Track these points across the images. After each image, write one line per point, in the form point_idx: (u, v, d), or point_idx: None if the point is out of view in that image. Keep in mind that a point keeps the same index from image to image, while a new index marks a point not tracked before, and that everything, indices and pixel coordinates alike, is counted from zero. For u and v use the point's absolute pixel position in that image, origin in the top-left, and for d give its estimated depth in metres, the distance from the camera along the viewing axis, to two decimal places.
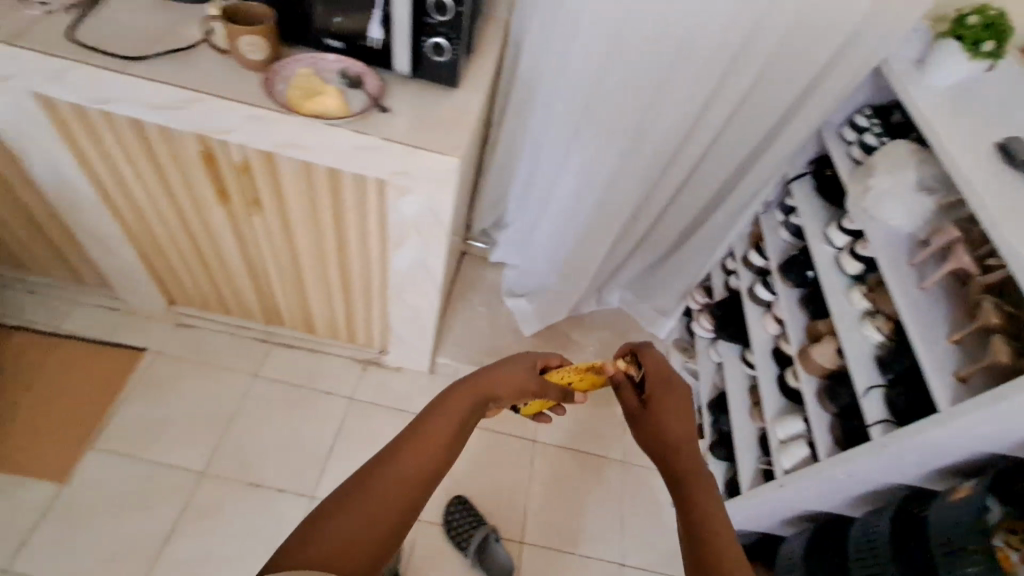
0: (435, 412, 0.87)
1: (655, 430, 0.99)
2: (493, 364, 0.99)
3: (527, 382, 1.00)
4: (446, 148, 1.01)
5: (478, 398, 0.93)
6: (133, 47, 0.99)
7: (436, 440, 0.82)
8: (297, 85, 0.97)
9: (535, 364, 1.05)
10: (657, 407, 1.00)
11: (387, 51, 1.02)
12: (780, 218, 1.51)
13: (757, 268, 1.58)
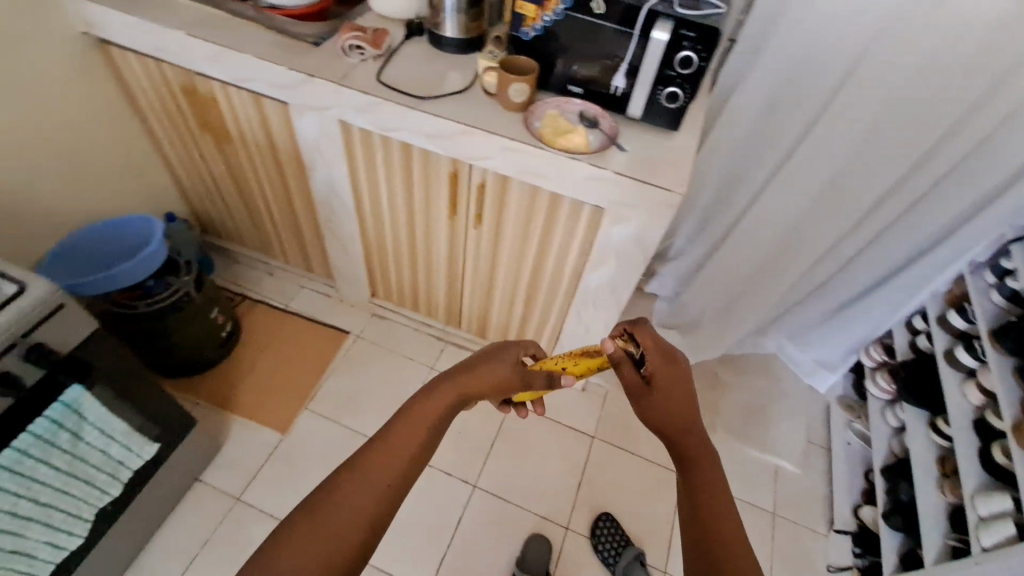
0: (404, 414, 0.94)
1: (657, 415, 0.92)
2: (465, 364, 1.02)
3: (507, 379, 0.99)
4: (671, 183, 1.10)
5: (454, 397, 0.97)
6: (421, 88, 1.23)
7: (407, 443, 0.90)
8: (549, 125, 1.14)
9: (505, 355, 1.03)
10: (657, 391, 0.92)
11: (625, 100, 1.15)
12: (992, 279, 1.36)
13: (958, 330, 1.45)
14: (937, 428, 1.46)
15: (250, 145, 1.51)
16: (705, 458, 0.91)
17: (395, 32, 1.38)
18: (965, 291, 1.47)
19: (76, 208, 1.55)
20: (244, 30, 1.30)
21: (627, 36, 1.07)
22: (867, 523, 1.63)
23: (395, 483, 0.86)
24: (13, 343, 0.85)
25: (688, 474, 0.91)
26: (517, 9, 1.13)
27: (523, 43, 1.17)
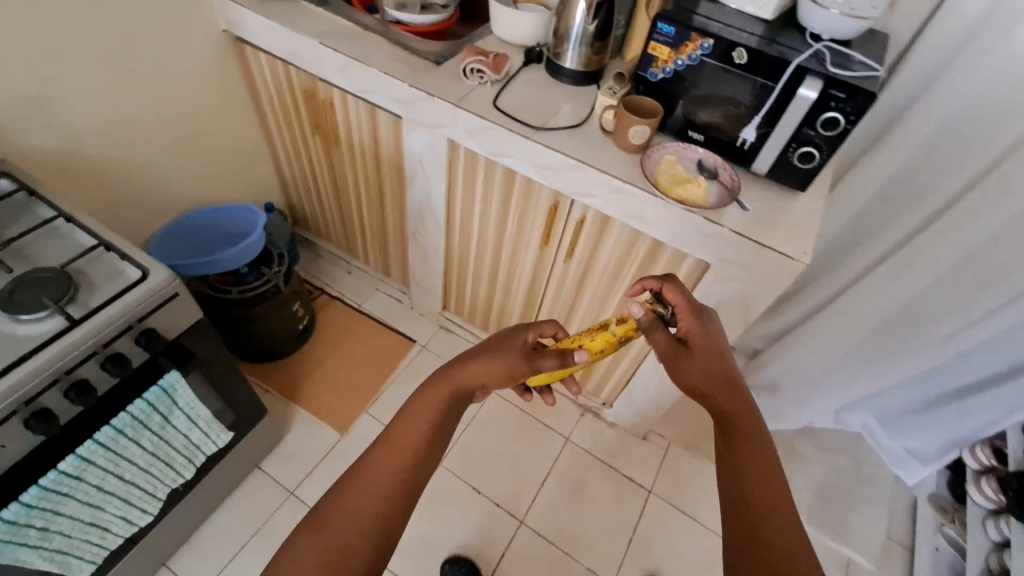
0: (405, 412, 0.92)
1: (689, 375, 0.90)
2: (468, 355, 0.96)
3: (516, 366, 0.94)
4: (793, 250, 1.01)
5: (464, 390, 0.94)
6: (537, 117, 1.21)
7: (405, 447, 0.88)
8: (666, 173, 1.08)
9: (517, 338, 0.97)
10: (689, 354, 0.90)
11: (752, 154, 1.08)
12: None
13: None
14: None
15: (356, 151, 1.56)
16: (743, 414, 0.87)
17: (515, 58, 1.38)
18: None
19: (190, 190, 1.65)
20: (371, 43, 1.34)
21: (768, 88, 1.01)
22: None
23: (394, 489, 0.84)
24: (128, 327, 0.89)
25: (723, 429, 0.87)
26: (649, 49, 1.08)
27: (649, 83, 1.12)
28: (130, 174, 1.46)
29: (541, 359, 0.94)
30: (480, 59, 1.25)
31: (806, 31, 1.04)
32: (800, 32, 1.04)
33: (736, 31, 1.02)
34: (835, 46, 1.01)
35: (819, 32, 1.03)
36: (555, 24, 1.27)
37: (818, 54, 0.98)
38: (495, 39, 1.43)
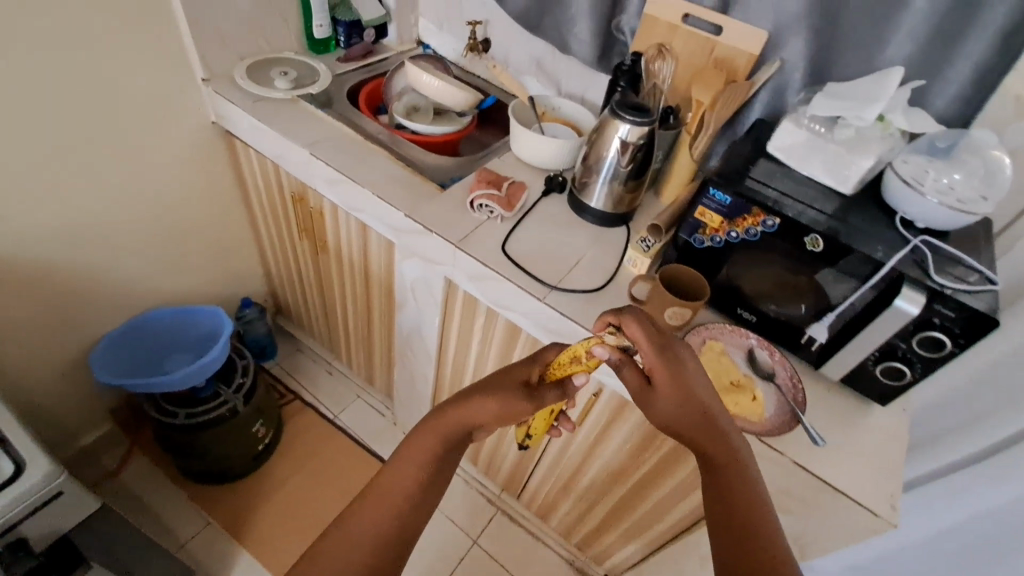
0: (414, 442, 0.82)
1: (659, 417, 0.69)
2: (467, 389, 0.84)
3: (516, 411, 0.80)
4: (873, 500, 0.77)
5: (462, 430, 0.82)
6: (551, 271, 1.01)
7: (411, 482, 0.79)
8: (716, 372, 0.86)
9: (514, 375, 0.83)
10: (656, 394, 0.68)
11: (818, 354, 0.85)
12: None
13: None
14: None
15: (344, 263, 1.37)
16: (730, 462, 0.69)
17: (533, 185, 1.20)
18: None
19: (155, 286, 1.45)
20: (371, 157, 1.16)
21: (846, 284, 0.80)
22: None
23: (409, 514, 0.78)
24: (31, 510, 0.83)
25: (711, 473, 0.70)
26: (696, 213, 0.89)
27: (693, 249, 0.93)
28: (84, 272, 1.27)
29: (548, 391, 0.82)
30: (489, 194, 1.07)
31: (895, 212, 0.84)
32: (887, 214, 0.85)
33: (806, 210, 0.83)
34: (932, 241, 0.80)
35: (911, 218, 0.83)
36: (582, 157, 1.10)
37: (916, 252, 0.78)
38: (513, 159, 1.27)
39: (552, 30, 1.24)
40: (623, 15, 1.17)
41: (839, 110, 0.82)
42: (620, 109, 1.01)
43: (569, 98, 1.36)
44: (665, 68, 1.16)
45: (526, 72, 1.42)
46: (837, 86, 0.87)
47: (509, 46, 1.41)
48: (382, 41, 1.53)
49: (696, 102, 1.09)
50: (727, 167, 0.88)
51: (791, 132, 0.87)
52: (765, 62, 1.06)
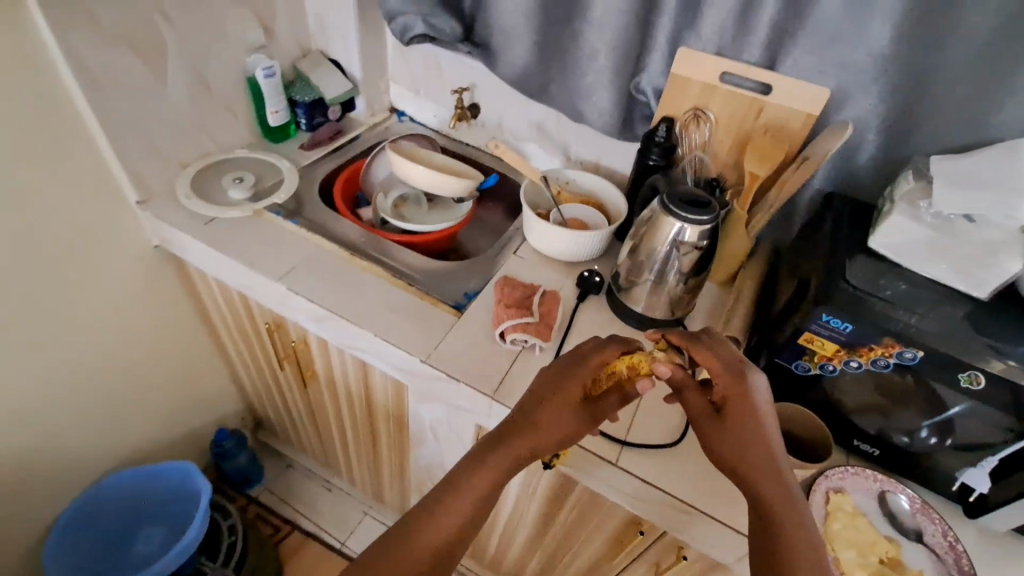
0: (466, 478, 0.69)
1: (719, 450, 0.66)
2: (530, 403, 0.72)
3: (575, 430, 0.72)
4: None
5: (513, 464, 0.69)
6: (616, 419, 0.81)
7: (467, 520, 0.68)
8: (856, 551, 0.70)
9: (571, 389, 0.72)
10: (721, 426, 0.67)
11: (977, 501, 0.72)
12: None
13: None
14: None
15: (340, 392, 1.14)
16: (783, 494, 0.60)
17: (564, 287, 1.00)
18: None
19: (105, 443, 1.19)
20: (364, 281, 0.94)
21: (1013, 431, 0.66)
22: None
23: (462, 540, 0.68)
24: None
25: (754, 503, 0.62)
26: (801, 339, 0.73)
27: (796, 377, 0.77)
28: (6, 459, 1.00)
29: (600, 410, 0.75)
30: (522, 322, 0.86)
31: None
32: None
33: (943, 328, 0.66)
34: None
35: None
36: (627, 253, 0.91)
37: None
38: (532, 253, 1.06)
39: (559, 97, 1.04)
40: (645, 74, 0.97)
41: (977, 204, 0.66)
42: (672, 204, 0.82)
43: (583, 166, 1.17)
44: (701, 133, 0.98)
45: (527, 139, 1.22)
46: (948, 164, 0.71)
47: (503, 110, 1.21)
48: (351, 115, 1.30)
49: (749, 175, 0.92)
50: (830, 280, 0.72)
51: (908, 229, 0.70)
52: (828, 125, 0.89)
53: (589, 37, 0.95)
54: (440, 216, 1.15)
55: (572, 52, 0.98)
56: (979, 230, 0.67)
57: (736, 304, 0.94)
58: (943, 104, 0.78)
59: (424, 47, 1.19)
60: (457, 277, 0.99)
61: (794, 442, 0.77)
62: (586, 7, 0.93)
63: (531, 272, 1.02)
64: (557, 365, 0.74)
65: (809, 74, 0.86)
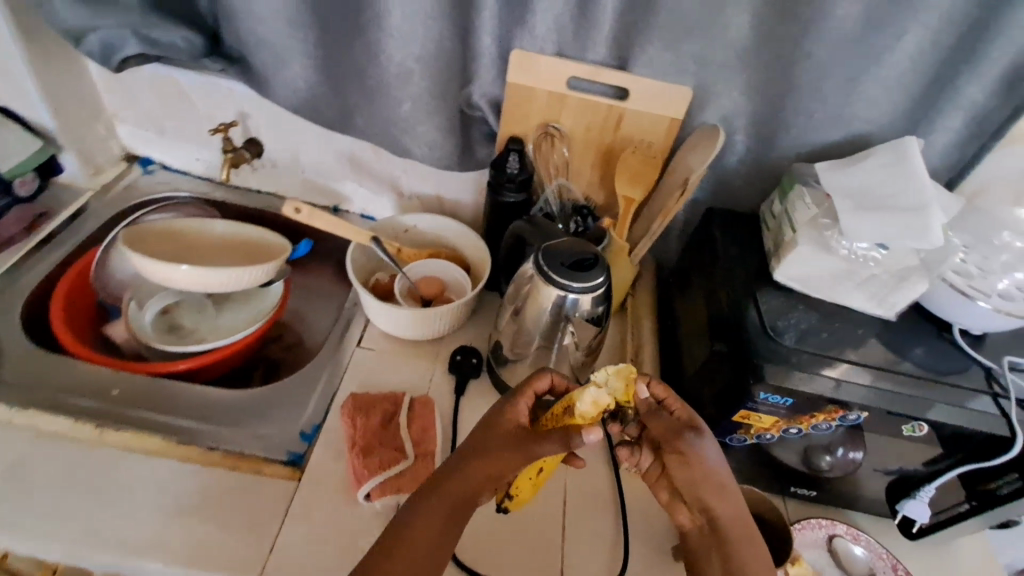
0: (420, 506, 0.52)
1: (685, 487, 0.54)
2: (469, 438, 0.56)
3: (521, 459, 0.52)
4: None
5: (457, 504, 0.53)
6: (542, 563, 0.63)
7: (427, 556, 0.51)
8: None
9: (508, 424, 0.56)
10: (693, 446, 0.53)
11: (919, 528, 0.68)
12: None
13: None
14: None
15: None
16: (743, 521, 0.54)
17: (435, 380, 0.77)
18: None
19: None
20: (137, 468, 0.61)
21: (936, 461, 0.62)
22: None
23: None
24: None
25: (711, 529, 0.54)
26: (736, 416, 0.62)
27: (732, 449, 0.67)
28: None
29: (547, 446, 0.51)
30: (390, 471, 0.62)
31: (951, 326, 0.65)
32: (938, 328, 0.66)
33: (862, 362, 0.60)
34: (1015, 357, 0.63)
35: (976, 330, 0.65)
36: (509, 325, 0.72)
37: (1015, 408, 0.58)
38: (381, 338, 0.81)
39: (367, 129, 0.77)
40: (473, 81, 0.74)
41: (889, 232, 0.56)
42: (554, 270, 0.63)
43: (420, 203, 0.92)
44: (558, 155, 0.81)
45: (339, 176, 0.92)
46: (841, 177, 0.62)
47: (297, 144, 0.89)
48: (60, 180, 0.87)
49: (622, 200, 0.77)
50: (753, 341, 0.60)
51: (819, 263, 0.61)
52: (694, 129, 0.76)
53: (389, 49, 0.69)
54: (235, 326, 0.82)
55: (370, 69, 0.71)
56: (887, 258, 0.61)
57: (638, 352, 0.79)
58: (811, 97, 0.68)
59: (150, 68, 0.81)
60: (284, 409, 0.70)
61: (763, 525, 0.64)
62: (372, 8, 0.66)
63: (386, 368, 0.77)
64: (485, 415, 0.58)
65: (666, 73, 0.72)
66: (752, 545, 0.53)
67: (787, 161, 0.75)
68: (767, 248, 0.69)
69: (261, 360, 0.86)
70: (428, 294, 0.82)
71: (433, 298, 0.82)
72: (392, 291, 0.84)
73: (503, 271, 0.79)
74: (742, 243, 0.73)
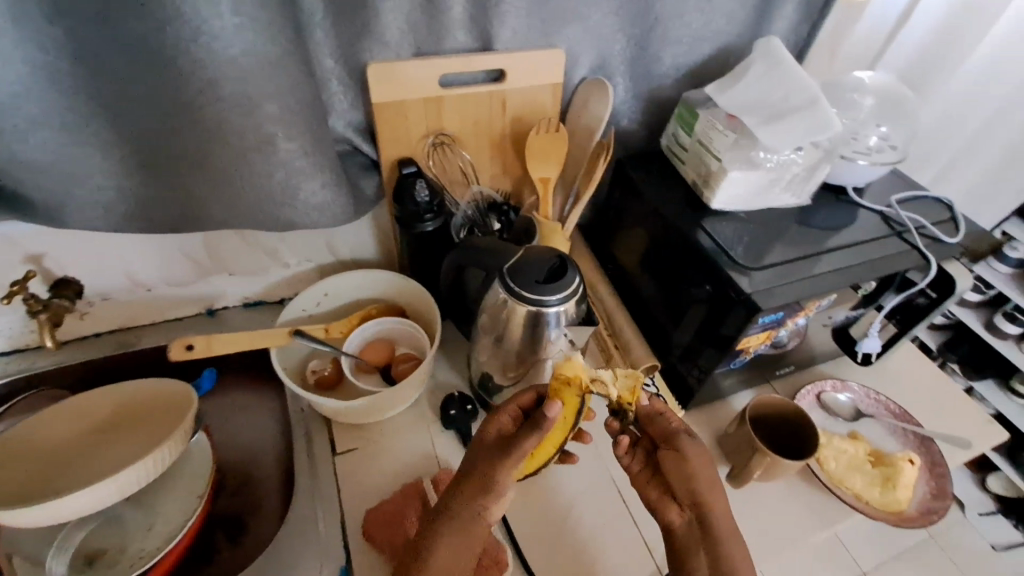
0: (437, 530, 0.48)
1: (680, 484, 0.51)
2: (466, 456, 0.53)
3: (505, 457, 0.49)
4: (983, 436, 0.77)
5: (470, 525, 0.49)
6: (635, 557, 0.64)
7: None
8: (844, 463, 0.70)
9: (495, 425, 0.53)
10: (688, 444, 0.51)
11: (874, 357, 0.79)
12: (1013, 271, 1.14)
13: (1015, 335, 1.19)
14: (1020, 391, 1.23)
15: None
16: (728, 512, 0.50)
17: (437, 444, 0.70)
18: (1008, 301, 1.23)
19: None
20: None
21: (874, 303, 0.74)
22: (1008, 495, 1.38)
23: None
24: None
25: (700, 524, 0.50)
26: (737, 345, 0.64)
27: (734, 370, 0.71)
28: None
29: (533, 434, 0.49)
30: None
31: (845, 189, 0.74)
32: (837, 193, 0.74)
33: (787, 255, 0.64)
34: (895, 195, 0.75)
35: (860, 185, 0.74)
36: (492, 352, 0.66)
37: (918, 237, 0.68)
38: (356, 430, 0.70)
39: (230, 216, 0.61)
40: (330, 112, 0.64)
41: (801, 132, 0.60)
42: (526, 288, 0.57)
43: (313, 263, 0.80)
44: (458, 160, 0.74)
45: (203, 275, 0.75)
46: (736, 94, 0.65)
47: (125, 261, 0.69)
48: None
49: (541, 182, 0.73)
50: (728, 269, 0.62)
51: (747, 180, 0.65)
52: (580, 88, 0.73)
53: (228, 114, 0.52)
54: (173, 514, 0.66)
55: (212, 149, 0.55)
56: (805, 156, 0.66)
57: (611, 318, 0.78)
58: (677, 24, 0.69)
59: None
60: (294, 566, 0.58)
61: (773, 429, 0.69)
62: (197, 74, 0.49)
63: (381, 458, 0.68)
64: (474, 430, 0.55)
65: (535, 41, 0.67)
66: (738, 541, 0.48)
67: (667, 89, 0.76)
68: (690, 180, 0.72)
69: (216, 523, 0.70)
70: (379, 362, 0.72)
71: (387, 363, 0.72)
72: (338, 376, 0.71)
73: (452, 303, 0.74)
74: (662, 181, 0.74)
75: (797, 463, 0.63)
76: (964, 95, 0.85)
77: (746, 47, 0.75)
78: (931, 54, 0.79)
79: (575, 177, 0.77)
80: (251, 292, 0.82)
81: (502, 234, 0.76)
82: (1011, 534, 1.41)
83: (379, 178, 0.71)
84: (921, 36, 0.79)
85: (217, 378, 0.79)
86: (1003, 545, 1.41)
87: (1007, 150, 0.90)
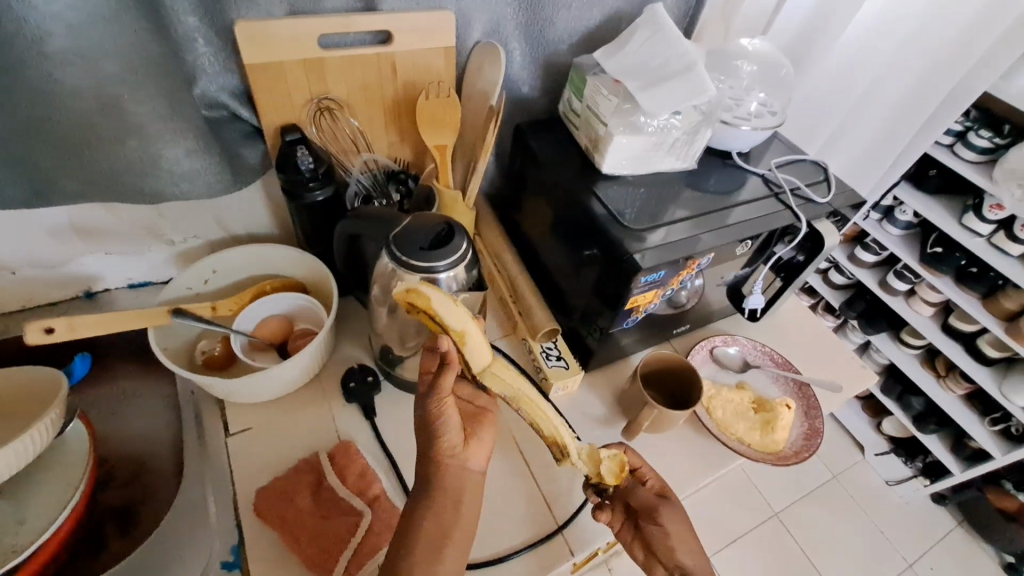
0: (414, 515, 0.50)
1: (659, 536, 0.59)
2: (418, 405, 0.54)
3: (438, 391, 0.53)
4: (854, 379, 0.85)
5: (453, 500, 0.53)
6: (533, 513, 0.66)
7: (434, 571, 0.49)
8: (734, 412, 0.76)
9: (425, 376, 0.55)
10: (666, 511, 0.60)
11: (761, 311, 0.84)
12: (896, 230, 1.24)
13: (904, 291, 1.30)
14: (907, 341, 1.35)
15: None
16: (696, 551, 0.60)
17: (339, 418, 0.69)
18: (892, 259, 1.34)
19: None
20: None
21: (759, 260, 0.78)
22: (898, 435, 1.52)
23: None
24: None
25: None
26: (628, 305, 0.66)
27: (630, 329, 0.73)
28: None
29: (447, 372, 0.52)
30: (353, 542, 0.57)
31: (731, 153, 0.78)
32: (723, 158, 0.78)
33: (678, 216, 0.67)
34: (776, 159, 0.79)
35: (745, 150, 0.78)
36: (387, 322, 0.65)
37: (792, 198, 0.73)
38: (252, 410, 0.68)
39: (89, 186, 0.60)
40: (198, 75, 0.57)
41: (681, 97, 0.62)
42: (412, 255, 0.56)
43: (202, 239, 0.76)
44: (347, 128, 0.71)
45: (71, 255, 0.70)
46: (621, 59, 0.67)
47: None
48: None
49: (436, 150, 0.72)
50: (613, 233, 0.64)
51: (633, 145, 0.67)
52: (473, 52, 0.71)
53: (60, 73, 0.51)
54: (50, 508, 0.62)
55: (55, 114, 0.53)
56: (683, 120, 0.68)
57: (515, 286, 0.79)
58: None
59: None
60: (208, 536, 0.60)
61: (668, 382, 0.73)
62: None
63: (278, 436, 0.66)
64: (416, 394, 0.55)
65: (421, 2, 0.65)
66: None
67: (563, 55, 0.77)
68: (584, 146, 0.73)
69: (103, 514, 0.67)
70: (275, 338, 0.70)
71: (282, 339, 0.70)
72: (228, 356, 0.69)
73: (350, 277, 0.71)
74: (560, 148, 0.75)
75: (682, 413, 0.67)
76: (842, 64, 0.91)
77: (636, 13, 0.76)
78: (813, 22, 0.83)
79: (472, 146, 0.76)
80: (137, 273, 0.77)
81: (401, 204, 0.75)
82: (901, 469, 1.55)
83: (263, 147, 0.68)
84: (800, 6, 0.83)
85: (94, 364, 0.74)
86: (894, 479, 1.55)
87: (885, 117, 0.97)
